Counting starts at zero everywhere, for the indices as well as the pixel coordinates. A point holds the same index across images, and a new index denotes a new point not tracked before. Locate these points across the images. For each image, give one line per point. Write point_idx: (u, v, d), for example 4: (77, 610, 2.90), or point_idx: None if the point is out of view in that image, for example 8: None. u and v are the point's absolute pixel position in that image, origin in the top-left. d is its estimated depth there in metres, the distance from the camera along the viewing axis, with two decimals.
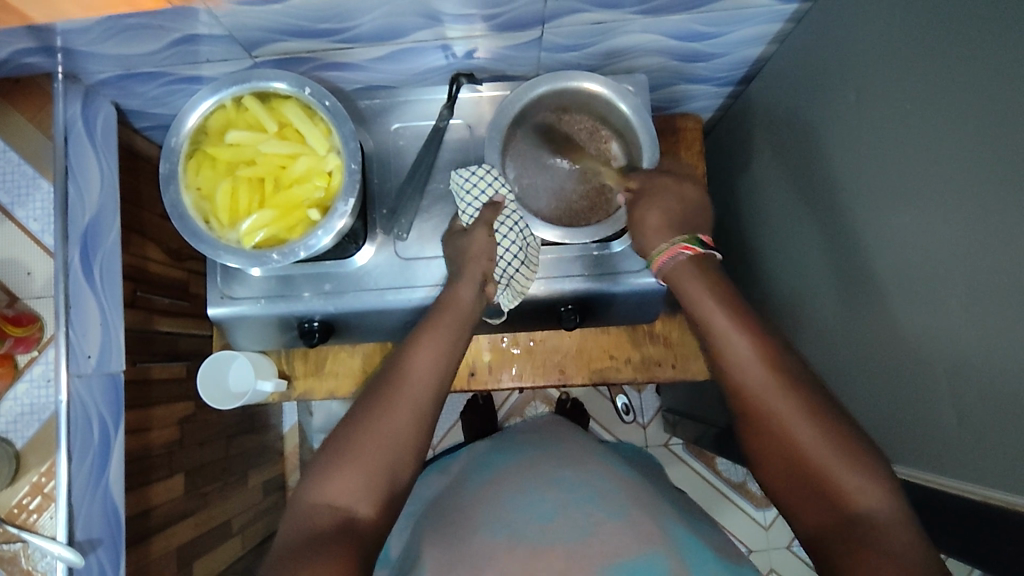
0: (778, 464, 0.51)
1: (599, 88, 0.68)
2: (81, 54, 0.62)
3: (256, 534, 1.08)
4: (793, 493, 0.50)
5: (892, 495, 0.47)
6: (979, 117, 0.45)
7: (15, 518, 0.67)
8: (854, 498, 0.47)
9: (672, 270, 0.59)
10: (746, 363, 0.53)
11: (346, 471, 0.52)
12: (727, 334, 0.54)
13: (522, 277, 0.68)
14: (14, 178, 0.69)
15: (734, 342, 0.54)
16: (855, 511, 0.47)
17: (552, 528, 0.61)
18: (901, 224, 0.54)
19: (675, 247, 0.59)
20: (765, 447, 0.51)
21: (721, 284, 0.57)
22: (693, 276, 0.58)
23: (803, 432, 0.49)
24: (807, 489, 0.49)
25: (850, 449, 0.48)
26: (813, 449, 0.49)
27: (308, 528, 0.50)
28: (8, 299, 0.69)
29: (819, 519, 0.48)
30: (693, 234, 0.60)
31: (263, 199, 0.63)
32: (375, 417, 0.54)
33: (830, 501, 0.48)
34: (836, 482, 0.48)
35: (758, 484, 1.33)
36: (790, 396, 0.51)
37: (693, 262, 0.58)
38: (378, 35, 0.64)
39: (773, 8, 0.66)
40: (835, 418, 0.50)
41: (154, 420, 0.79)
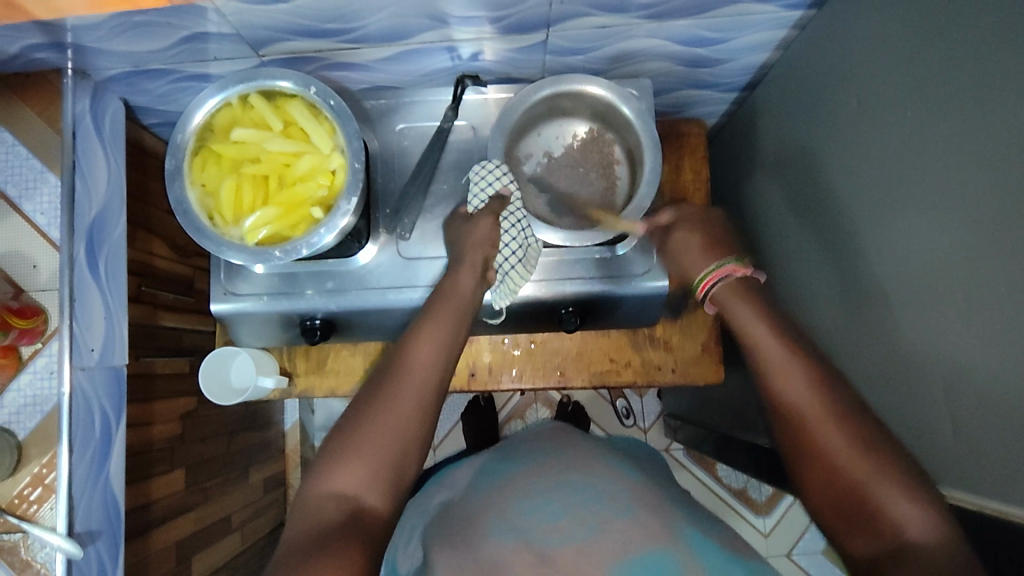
0: (826, 488, 0.51)
1: (602, 92, 0.68)
2: (90, 51, 0.63)
3: (255, 531, 1.08)
4: (844, 520, 0.50)
5: (941, 519, 0.46)
6: (980, 125, 0.45)
7: (16, 508, 0.68)
8: (905, 525, 0.47)
9: (721, 292, 0.62)
10: (794, 384, 0.54)
11: (351, 463, 0.52)
12: (774, 356, 0.56)
13: (517, 275, 0.67)
14: (22, 173, 0.70)
15: (781, 364, 0.55)
16: (906, 535, 0.46)
17: (560, 528, 0.61)
18: (901, 231, 0.54)
19: (724, 269, 0.62)
20: (812, 471, 0.52)
21: (768, 308, 0.59)
22: (741, 303, 0.60)
23: (851, 454, 0.50)
24: (858, 512, 0.49)
25: (897, 472, 0.48)
26: (862, 471, 0.49)
27: (315, 522, 0.50)
28: (12, 291, 0.68)
29: (870, 546, 0.48)
30: (739, 257, 0.63)
31: (267, 196, 0.63)
32: (382, 408, 0.54)
33: (881, 525, 0.48)
34: (886, 505, 0.48)
35: (758, 492, 1.33)
36: (838, 420, 0.51)
37: (737, 287, 0.61)
38: (384, 36, 0.65)
39: (778, 15, 0.66)
40: (881, 442, 0.50)
41: (157, 414, 0.80)
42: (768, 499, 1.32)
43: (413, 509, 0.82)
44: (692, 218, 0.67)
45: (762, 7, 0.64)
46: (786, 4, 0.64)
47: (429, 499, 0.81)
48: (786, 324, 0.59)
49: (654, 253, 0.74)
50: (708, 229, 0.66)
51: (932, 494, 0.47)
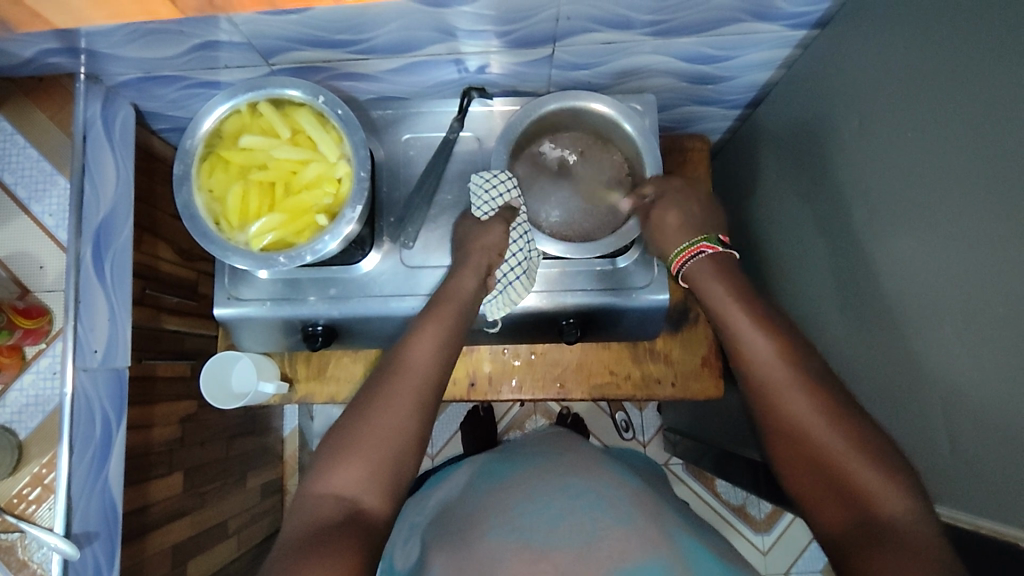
0: (794, 459, 0.51)
1: (607, 110, 0.69)
2: (104, 56, 0.64)
3: (251, 537, 1.08)
4: (814, 496, 0.50)
5: (913, 498, 0.46)
6: (978, 146, 0.46)
7: (14, 508, 0.68)
8: (879, 501, 0.47)
9: (693, 270, 0.62)
10: (762, 353, 0.55)
11: (350, 464, 0.52)
12: (745, 327, 0.56)
13: (519, 286, 0.68)
14: (32, 174, 0.71)
15: (748, 333, 0.56)
16: (879, 512, 0.46)
17: (559, 532, 0.61)
18: (901, 249, 0.54)
19: (695, 248, 0.62)
20: (782, 444, 0.52)
21: (740, 284, 0.59)
22: (717, 278, 0.60)
23: (819, 424, 0.51)
24: (829, 486, 0.49)
25: (869, 446, 0.49)
26: (832, 442, 0.50)
27: (314, 519, 0.50)
28: (19, 291, 0.70)
29: (840, 520, 0.48)
30: (710, 235, 0.63)
31: (273, 203, 0.64)
32: (377, 405, 0.54)
33: (853, 499, 0.48)
34: (856, 479, 0.48)
35: (757, 508, 1.32)
36: (808, 390, 0.52)
37: (710, 262, 0.61)
38: (393, 47, 0.66)
39: (782, 34, 0.67)
40: (856, 422, 0.50)
41: (157, 417, 0.80)
42: (767, 516, 1.31)
43: (411, 509, 0.81)
44: (677, 193, 0.66)
45: (765, 26, 0.65)
46: (789, 23, 0.65)
47: (427, 500, 0.81)
48: (767, 302, 0.58)
49: (656, 265, 0.75)
50: (687, 204, 0.66)
51: (905, 471, 0.47)
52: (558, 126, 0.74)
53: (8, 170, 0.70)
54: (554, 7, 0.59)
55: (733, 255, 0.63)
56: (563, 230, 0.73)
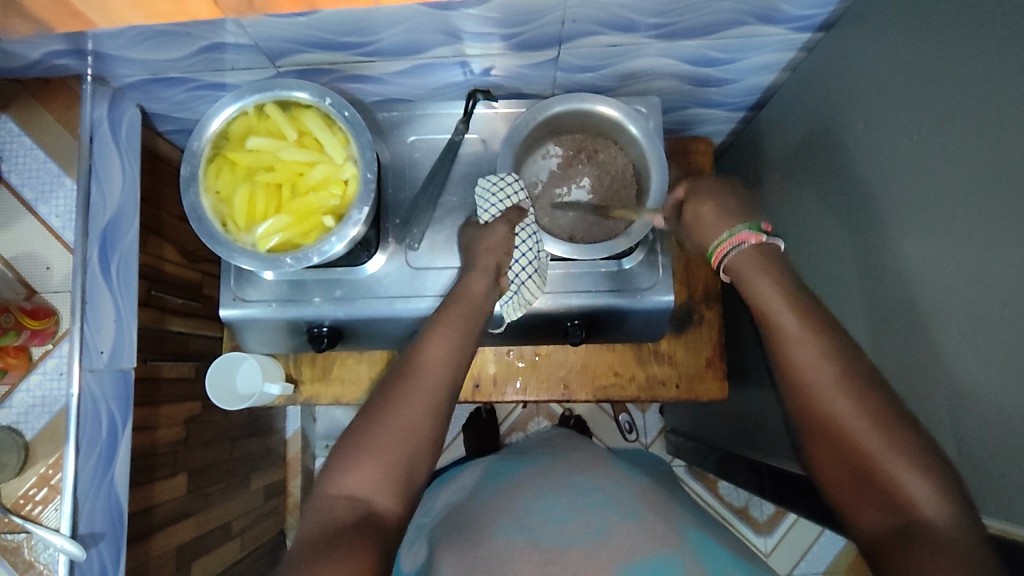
0: (834, 457, 0.51)
1: (612, 112, 0.69)
2: (111, 58, 0.64)
3: (254, 538, 1.08)
4: (851, 493, 0.50)
5: (957, 505, 0.45)
6: (983, 149, 0.46)
7: (20, 508, 0.68)
8: (921, 507, 0.46)
9: (733, 261, 0.60)
10: (804, 350, 0.54)
11: (364, 464, 0.52)
12: (786, 320, 0.56)
13: (532, 286, 0.68)
14: (38, 176, 0.71)
15: (791, 329, 0.55)
16: (916, 513, 0.46)
17: (567, 530, 0.61)
18: (907, 251, 0.54)
19: (735, 238, 0.60)
20: (821, 442, 0.52)
21: (783, 276, 0.58)
22: (760, 270, 0.59)
23: (862, 423, 0.50)
24: (870, 487, 0.49)
25: (910, 448, 0.48)
26: (873, 439, 0.49)
27: (328, 520, 0.50)
28: (26, 292, 0.70)
29: (881, 523, 0.48)
30: (753, 222, 0.61)
31: (280, 204, 0.64)
32: (392, 405, 0.55)
33: (891, 500, 0.48)
34: (896, 480, 0.47)
35: (759, 510, 1.32)
36: (852, 387, 0.52)
37: (748, 252, 0.60)
38: (399, 49, 0.66)
39: (785, 37, 0.68)
40: (897, 421, 0.50)
41: (162, 418, 0.81)
42: (769, 518, 1.31)
43: (417, 510, 0.81)
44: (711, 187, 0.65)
45: (769, 29, 0.66)
46: (794, 26, 0.65)
47: (433, 500, 0.82)
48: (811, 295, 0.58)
49: (660, 267, 0.75)
50: (724, 197, 0.64)
51: (950, 476, 0.46)
52: (553, 129, 0.73)
53: (15, 171, 0.71)
54: (559, 10, 0.60)
55: (776, 245, 0.60)
56: (567, 232, 0.74)
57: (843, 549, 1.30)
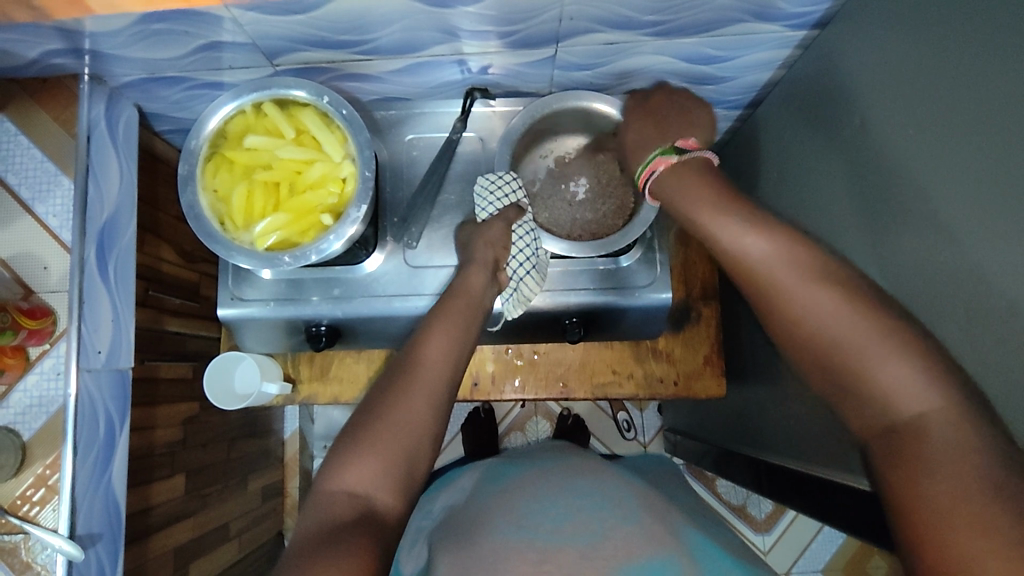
0: (805, 359, 0.49)
1: (610, 109, 0.70)
2: (108, 57, 0.64)
3: (252, 540, 1.08)
4: (839, 402, 0.48)
5: (938, 382, 0.43)
6: (978, 143, 0.46)
7: (17, 509, 0.68)
8: (900, 395, 0.44)
9: (664, 182, 0.59)
10: (754, 255, 0.51)
11: (364, 461, 0.52)
12: (731, 227, 0.53)
13: (532, 281, 0.68)
14: (35, 175, 0.71)
15: (734, 238, 0.52)
16: (900, 407, 0.44)
17: (565, 530, 0.62)
18: (905, 246, 0.55)
19: (649, 166, 0.60)
20: (800, 354, 0.49)
21: (718, 185, 0.56)
22: (692, 184, 0.56)
23: (820, 322, 0.48)
24: (850, 391, 0.47)
25: (878, 335, 0.46)
26: (835, 334, 0.47)
27: (327, 518, 0.50)
28: (23, 292, 0.70)
29: (873, 422, 0.45)
30: (666, 146, 0.61)
31: (277, 202, 0.64)
32: (392, 402, 0.55)
33: (872, 396, 0.45)
34: (869, 373, 0.45)
35: (757, 508, 1.32)
36: (808, 282, 0.49)
37: (679, 168, 0.58)
38: (397, 47, 0.66)
39: (781, 34, 0.68)
40: (859, 308, 0.47)
41: (159, 418, 0.80)
42: (767, 516, 1.32)
43: (416, 512, 0.81)
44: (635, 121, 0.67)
45: (766, 26, 0.66)
46: (791, 23, 0.66)
47: (432, 503, 0.82)
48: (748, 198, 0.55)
49: (658, 265, 0.75)
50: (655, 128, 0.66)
51: (924, 353, 0.45)
52: (563, 168, 0.76)
53: (12, 171, 0.71)
54: (557, 7, 0.60)
55: (705, 157, 0.59)
56: (565, 232, 0.74)
57: (841, 547, 1.31)
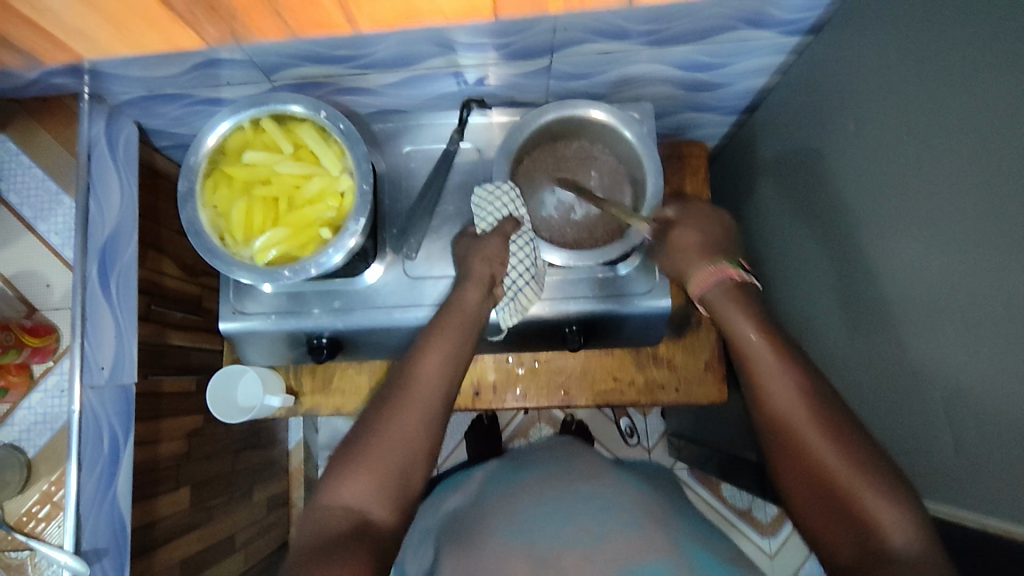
0: (806, 482, 0.52)
1: (605, 117, 0.70)
2: (108, 76, 0.65)
3: (258, 551, 1.08)
4: (826, 524, 0.51)
5: (923, 531, 0.47)
6: (974, 150, 0.46)
7: (23, 525, 0.69)
8: (889, 532, 0.48)
9: (714, 295, 0.60)
10: (781, 385, 0.54)
11: (358, 475, 0.52)
12: (759, 355, 0.56)
13: (528, 293, 0.69)
14: (37, 194, 0.72)
15: (767, 367, 0.55)
16: (887, 545, 0.47)
17: (567, 537, 0.62)
18: (900, 252, 0.55)
19: (721, 271, 0.60)
20: (798, 478, 0.52)
21: (754, 310, 0.58)
22: (737, 306, 0.58)
23: (831, 456, 0.51)
24: (840, 517, 0.50)
25: (878, 476, 0.49)
26: (843, 471, 0.50)
27: (322, 531, 0.50)
28: (26, 310, 0.71)
29: (854, 551, 0.49)
30: (734, 258, 0.61)
31: (277, 217, 0.65)
32: (388, 417, 0.55)
33: (861, 528, 0.49)
34: (868, 509, 0.49)
35: (763, 512, 1.32)
36: (824, 424, 0.52)
37: (727, 287, 0.59)
38: (393, 61, 0.67)
39: (775, 41, 0.68)
40: (865, 449, 0.51)
41: (164, 432, 0.81)
42: (773, 519, 1.31)
43: (425, 511, 0.82)
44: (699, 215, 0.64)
45: (759, 33, 0.66)
46: (783, 30, 0.66)
47: (440, 504, 0.82)
48: (778, 329, 0.58)
49: (657, 272, 0.75)
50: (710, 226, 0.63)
51: (916, 505, 0.48)
52: (561, 169, 0.75)
53: (14, 191, 0.71)
54: (551, 20, 0.60)
55: (753, 282, 0.61)
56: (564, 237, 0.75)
57: None
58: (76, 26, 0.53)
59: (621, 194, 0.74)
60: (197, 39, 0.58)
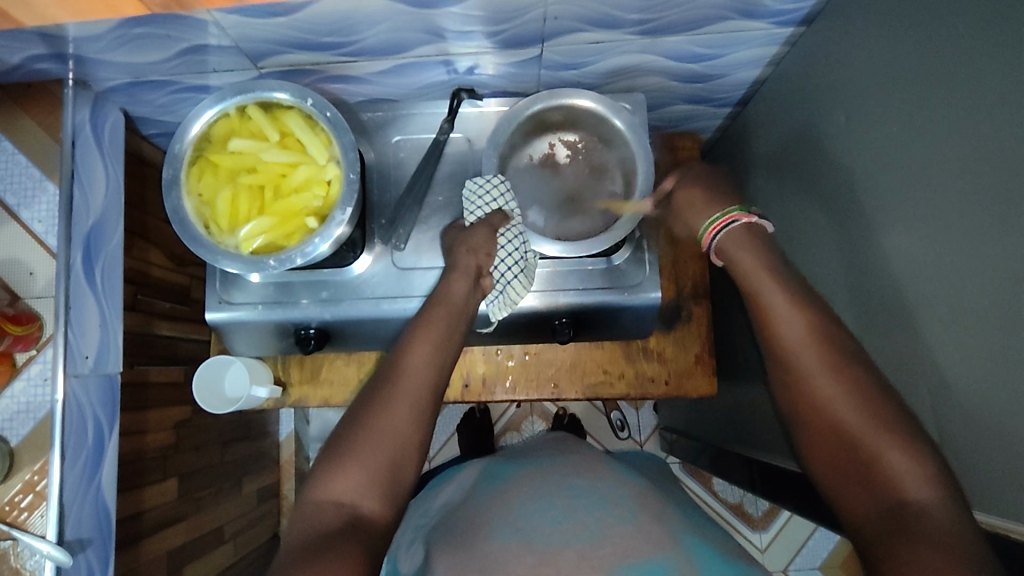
0: (819, 433, 0.51)
1: (592, 105, 0.69)
2: (92, 62, 0.64)
3: (247, 543, 1.07)
4: (840, 475, 0.49)
5: (940, 480, 0.45)
6: (965, 142, 0.46)
7: (6, 515, 0.68)
8: (904, 481, 0.46)
9: (727, 245, 0.60)
10: (793, 331, 0.54)
11: (348, 470, 0.52)
12: (773, 300, 0.56)
13: (518, 285, 0.68)
14: (21, 181, 0.70)
15: (781, 313, 0.55)
16: (898, 492, 0.45)
17: (562, 532, 0.61)
18: (890, 245, 0.54)
19: (726, 218, 0.61)
20: (812, 424, 0.51)
21: (770, 259, 0.58)
22: (750, 255, 0.59)
23: (841, 403, 0.50)
24: (852, 468, 0.49)
25: (894, 425, 0.48)
26: (854, 416, 0.49)
27: (313, 528, 0.50)
28: (9, 298, 0.69)
29: (866, 502, 0.47)
30: (742, 205, 0.62)
31: (263, 206, 0.64)
32: (377, 409, 0.55)
33: (873, 476, 0.47)
34: (877, 457, 0.47)
35: (755, 507, 1.32)
36: (830, 364, 0.52)
37: (733, 237, 0.60)
38: (382, 49, 0.66)
39: (767, 32, 0.67)
40: (881, 395, 0.49)
41: (150, 422, 0.80)
42: (765, 514, 1.32)
43: (415, 511, 0.82)
44: (700, 174, 0.66)
45: (752, 23, 0.66)
46: (776, 21, 0.65)
47: (430, 503, 0.82)
48: (796, 277, 0.57)
49: (647, 264, 0.75)
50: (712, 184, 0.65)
51: (935, 454, 0.46)
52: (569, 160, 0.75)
53: None
54: (541, 7, 0.60)
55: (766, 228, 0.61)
56: (551, 226, 0.74)
57: (839, 544, 1.31)
58: (56, 11, 0.52)
59: (602, 191, 0.74)
60: (142, 7, 0.53)
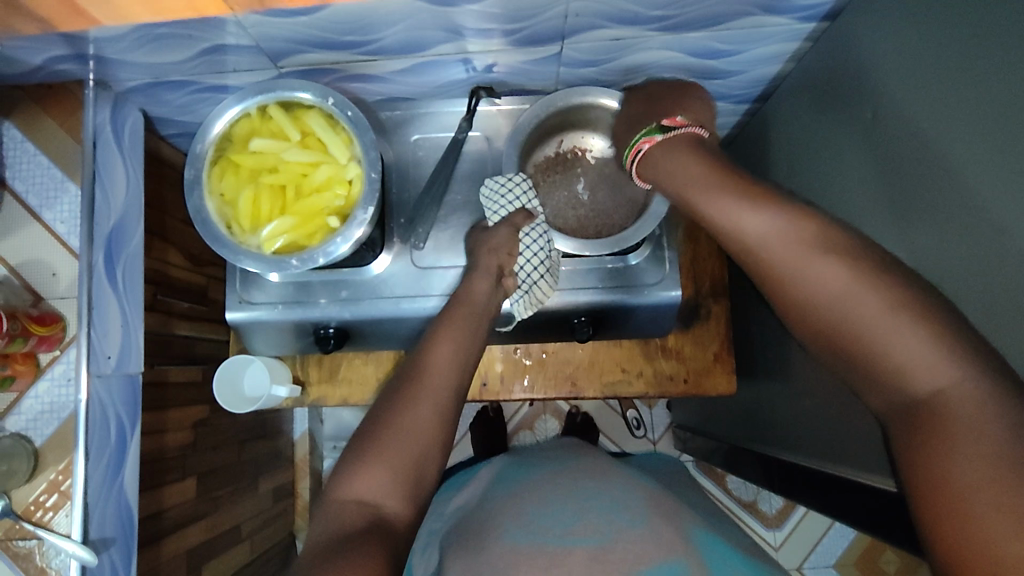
0: (825, 339, 0.50)
1: (616, 105, 0.69)
2: (113, 62, 0.64)
3: (264, 542, 1.08)
4: (854, 371, 0.49)
5: (944, 346, 0.44)
6: (996, 140, 0.45)
7: (31, 515, 0.68)
8: (910, 365, 0.45)
9: (656, 158, 0.59)
10: (760, 234, 0.52)
11: (374, 470, 0.52)
12: (722, 205, 0.54)
13: (544, 286, 0.69)
14: (43, 182, 0.71)
15: (742, 222, 0.53)
16: (909, 380, 0.45)
17: (574, 531, 0.62)
18: (916, 241, 0.54)
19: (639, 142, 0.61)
20: (813, 329, 0.51)
21: (709, 159, 0.57)
22: (684, 163, 0.57)
23: (831, 299, 0.49)
24: (859, 363, 0.48)
25: (885, 305, 0.46)
26: (846, 311, 0.48)
27: (339, 528, 0.49)
28: (32, 298, 0.70)
29: (883, 394, 0.47)
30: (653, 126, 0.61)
31: (284, 205, 0.64)
32: (400, 410, 0.55)
33: (882, 369, 0.46)
34: (880, 345, 0.46)
35: (768, 505, 1.32)
36: (811, 259, 0.50)
37: (665, 147, 0.59)
38: (402, 47, 0.66)
39: (790, 27, 0.67)
40: (863, 274, 0.48)
41: (170, 422, 0.80)
42: (779, 512, 1.31)
43: (428, 514, 0.81)
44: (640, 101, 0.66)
45: (774, 19, 0.65)
46: (799, 16, 0.65)
47: (446, 504, 0.81)
48: (738, 171, 0.56)
49: (667, 262, 0.75)
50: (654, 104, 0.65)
51: (933, 315, 0.45)
52: (597, 166, 0.75)
53: (19, 178, 0.71)
54: (561, 4, 0.59)
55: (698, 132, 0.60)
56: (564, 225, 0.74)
57: (854, 543, 1.30)
58: (77, 11, 0.53)
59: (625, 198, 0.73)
60: (222, 6, 0.54)
